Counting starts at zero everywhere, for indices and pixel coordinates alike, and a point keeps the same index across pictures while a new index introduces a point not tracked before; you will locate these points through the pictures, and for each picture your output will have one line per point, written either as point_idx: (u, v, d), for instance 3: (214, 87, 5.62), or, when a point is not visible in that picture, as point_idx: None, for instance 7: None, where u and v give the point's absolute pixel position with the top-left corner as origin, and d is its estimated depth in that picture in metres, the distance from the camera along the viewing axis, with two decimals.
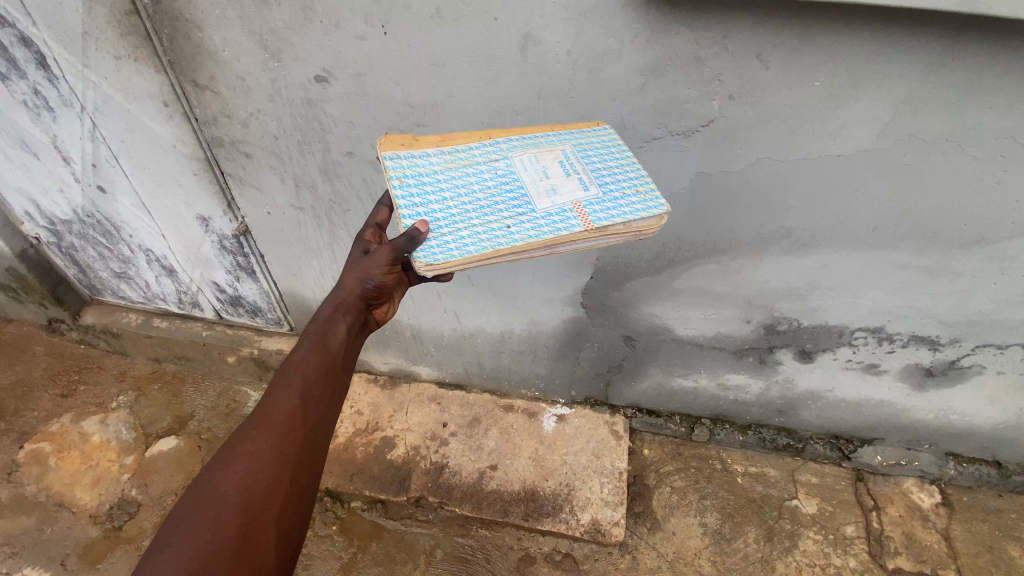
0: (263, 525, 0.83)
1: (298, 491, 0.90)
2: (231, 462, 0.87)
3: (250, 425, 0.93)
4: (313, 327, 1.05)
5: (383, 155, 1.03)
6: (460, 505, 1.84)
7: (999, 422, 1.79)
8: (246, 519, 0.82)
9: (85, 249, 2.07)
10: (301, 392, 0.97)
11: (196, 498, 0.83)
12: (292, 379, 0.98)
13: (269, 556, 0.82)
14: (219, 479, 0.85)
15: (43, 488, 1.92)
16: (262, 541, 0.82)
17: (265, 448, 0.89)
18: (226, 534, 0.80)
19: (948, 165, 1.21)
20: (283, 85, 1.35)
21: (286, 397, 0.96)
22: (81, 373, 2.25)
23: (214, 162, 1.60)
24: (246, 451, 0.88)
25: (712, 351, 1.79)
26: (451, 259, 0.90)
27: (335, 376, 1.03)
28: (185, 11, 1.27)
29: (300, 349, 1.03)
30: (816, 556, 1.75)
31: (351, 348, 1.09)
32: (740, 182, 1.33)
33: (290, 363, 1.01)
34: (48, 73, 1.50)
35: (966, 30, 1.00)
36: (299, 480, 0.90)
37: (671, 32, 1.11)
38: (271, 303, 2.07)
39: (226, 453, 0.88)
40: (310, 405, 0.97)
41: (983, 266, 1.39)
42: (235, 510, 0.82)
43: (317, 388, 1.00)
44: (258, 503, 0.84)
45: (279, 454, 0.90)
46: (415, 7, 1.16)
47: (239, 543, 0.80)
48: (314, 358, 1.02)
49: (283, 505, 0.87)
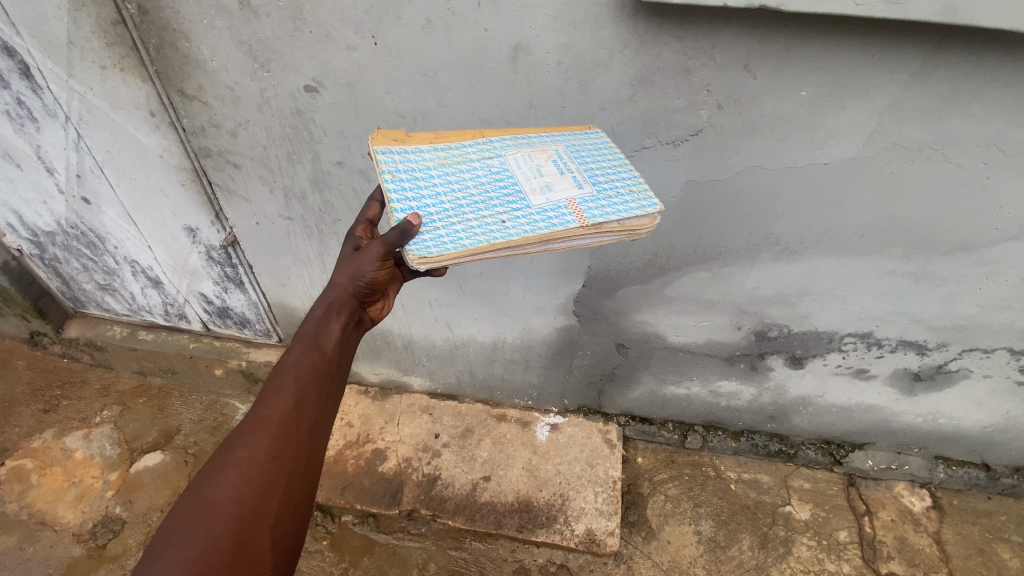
0: (259, 532, 0.82)
1: (295, 496, 0.88)
2: (224, 468, 0.85)
3: (244, 430, 0.90)
4: (306, 328, 1.04)
5: (375, 149, 1.02)
6: (453, 517, 1.81)
7: (987, 425, 1.81)
8: (241, 528, 0.80)
9: (68, 261, 2.04)
10: (296, 394, 0.96)
11: (188, 505, 0.80)
12: (286, 381, 0.96)
13: (266, 564, 0.81)
14: (213, 486, 0.82)
15: (25, 506, 1.87)
16: (259, 549, 0.81)
17: (259, 454, 0.87)
18: (221, 543, 0.78)
19: (933, 172, 1.23)
20: (272, 96, 1.34)
21: (281, 399, 0.94)
22: (64, 387, 2.20)
23: (202, 172, 1.58)
24: (239, 456, 0.86)
25: (704, 359, 1.80)
26: (445, 251, 0.89)
27: (330, 377, 1.02)
28: (172, 20, 1.26)
29: (294, 350, 1.01)
30: (811, 562, 1.75)
31: (346, 348, 1.08)
32: (730, 191, 1.34)
33: (283, 365, 0.99)
34: (32, 83, 1.48)
35: (948, 40, 1.02)
36: (296, 484, 0.89)
37: (660, 43, 1.12)
38: (259, 314, 2.04)
39: (219, 458, 0.86)
40: (304, 407, 0.96)
41: (968, 271, 1.41)
42: (229, 518, 0.80)
43: (312, 390, 0.98)
44: (252, 510, 0.82)
45: (274, 459, 0.88)
46: (405, 18, 1.16)
47: (235, 552, 0.79)
48: (309, 359, 1.00)
49: (279, 511, 0.85)
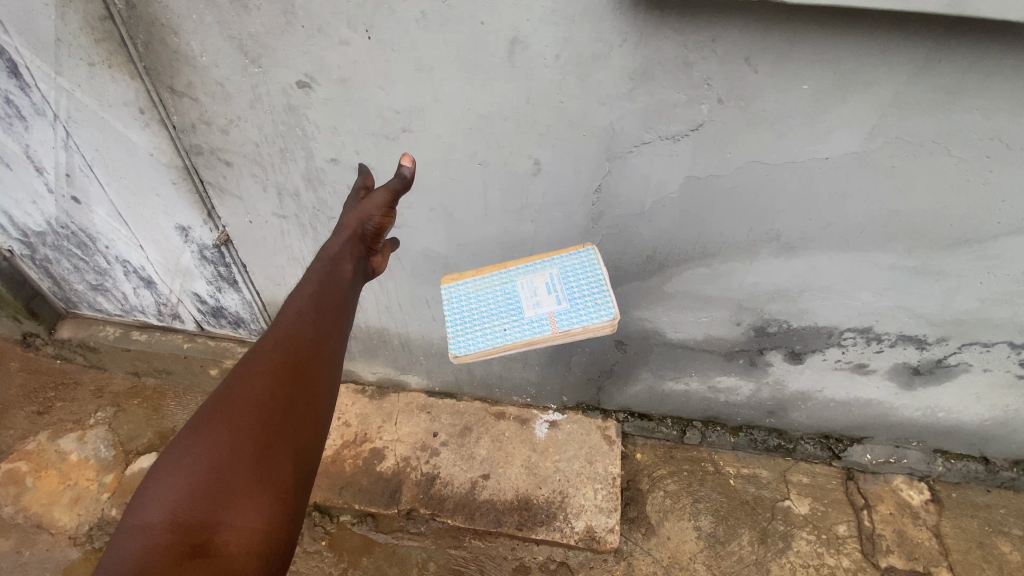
0: (281, 441, 0.83)
1: (316, 411, 0.89)
2: (244, 379, 0.87)
3: (248, 364, 0.90)
4: (318, 264, 1.08)
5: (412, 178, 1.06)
6: (452, 516, 1.80)
7: (986, 419, 1.81)
8: (262, 435, 0.82)
9: (59, 262, 2.01)
10: (314, 320, 0.97)
11: (209, 415, 0.83)
12: (303, 308, 0.98)
13: (289, 472, 0.82)
14: (234, 396, 0.85)
15: (21, 509, 1.86)
16: (281, 456, 0.82)
17: (257, 387, 0.86)
18: (243, 447, 0.80)
19: (935, 166, 1.22)
20: (264, 92, 1.31)
21: (300, 324, 0.96)
22: (58, 389, 2.17)
23: (194, 171, 1.56)
24: (259, 369, 0.88)
25: (703, 355, 1.79)
26: None
27: (346, 311, 1.04)
28: (160, 15, 1.23)
29: (308, 284, 1.03)
30: (810, 557, 1.76)
31: (357, 289, 1.11)
32: (729, 186, 1.32)
33: (298, 296, 1.01)
34: (19, 81, 1.44)
35: (952, 32, 1.01)
36: (316, 401, 0.89)
37: (660, 36, 1.10)
38: (254, 313, 2.02)
39: (240, 372, 0.89)
40: (322, 332, 0.97)
41: (969, 265, 1.40)
42: (251, 425, 0.82)
43: (330, 319, 0.99)
44: (274, 421, 0.84)
45: (273, 393, 0.86)
46: (399, 11, 1.13)
47: (258, 457, 0.80)
48: (325, 293, 1.02)
49: (300, 424, 0.86)
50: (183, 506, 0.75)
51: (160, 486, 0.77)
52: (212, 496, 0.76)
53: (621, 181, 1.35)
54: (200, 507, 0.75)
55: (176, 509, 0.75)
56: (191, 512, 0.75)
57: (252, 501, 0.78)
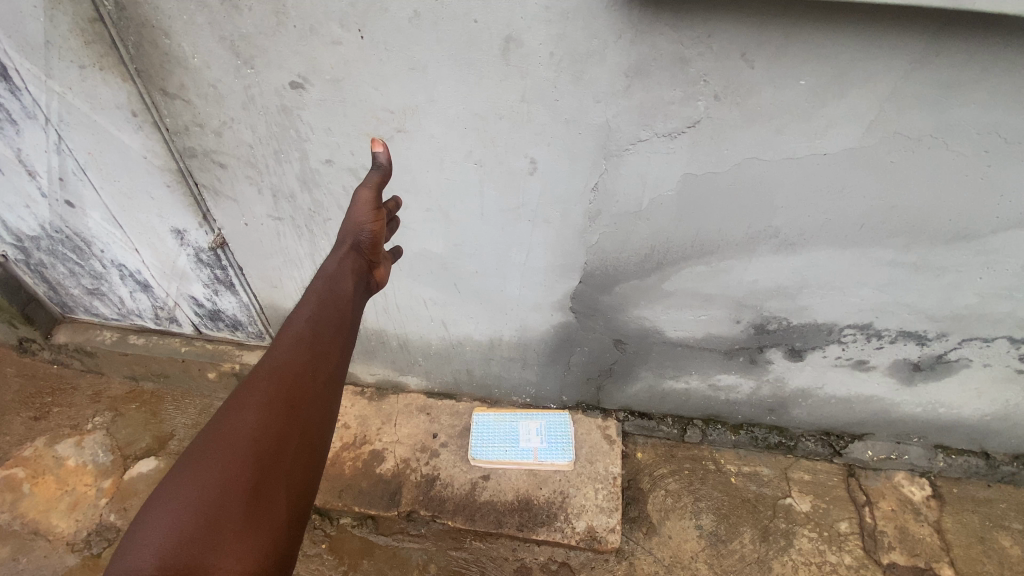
0: (274, 479, 0.82)
1: (310, 447, 0.88)
2: (239, 412, 0.86)
3: (243, 393, 0.89)
4: (319, 282, 1.08)
5: None
6: (452, 517, 1.79)
7: (986, 414, 1.80)
8: (256, 473, 0.81)
9: (54, 267, 2.00)
10: (311, 346, 0.97)
11: (200, 451, 0.82)
12: (301, 332, 0.98)
13: (281, 512, 0.80)
14: (228, 429, 0.84)
15: (18, 516, 1.85)
16: (273, 496, 0.81)
17: (250, 420, 0.85)
18: (235, 488, 0.79)
19: (932, 161, 1.21)
20: (257, 93, 1.30)
21: (297, 352, 0.95)
22: (55, 394, 2.16)
23: (188, 173, 1.55)
24: (254, 401, 0.87)
25: (703, 353, 1.78)
26: None
27: (345, 331, 1.03)
28: (151, 17, 1.22)
29: (306, 305, 1.03)
30: (812, 554, 1.74)
31: (358, 307, 1.10)
32: (728, 183, 1.31)
33: (296, 319, 1.01)
34: (10, 85, 1.43)
35: (949, 26, 1.00)
36: (310, 436, 0.89)
37: (655, 33, 1.09)
38: (251, 316, 2.01)
39: (233, 406, 0.87)
40: (319, 359, 0.96)
41: (969, 260, 1.39)
42: (245, 463, 0.81)
43: (327, 343, 0.99)
44: (267, 457, 0.83)
45: (265, 426, 0.85)
46: (392, 11, 1.12)
47: (249, 498, 0.79)
48: (323, 313, 1.02)
49: (293, 461, 0.85)
50: (170, 549, 0.72)
51: (146, 528, 0.73)
52: (202, 539, 0.74)
53: (618, 179, 1.34)
54: (187, 551, 0.72)
55: (163, 552, 0.71)
56: (177, 558, 0.72)
57: (243, 544, 0.75)
